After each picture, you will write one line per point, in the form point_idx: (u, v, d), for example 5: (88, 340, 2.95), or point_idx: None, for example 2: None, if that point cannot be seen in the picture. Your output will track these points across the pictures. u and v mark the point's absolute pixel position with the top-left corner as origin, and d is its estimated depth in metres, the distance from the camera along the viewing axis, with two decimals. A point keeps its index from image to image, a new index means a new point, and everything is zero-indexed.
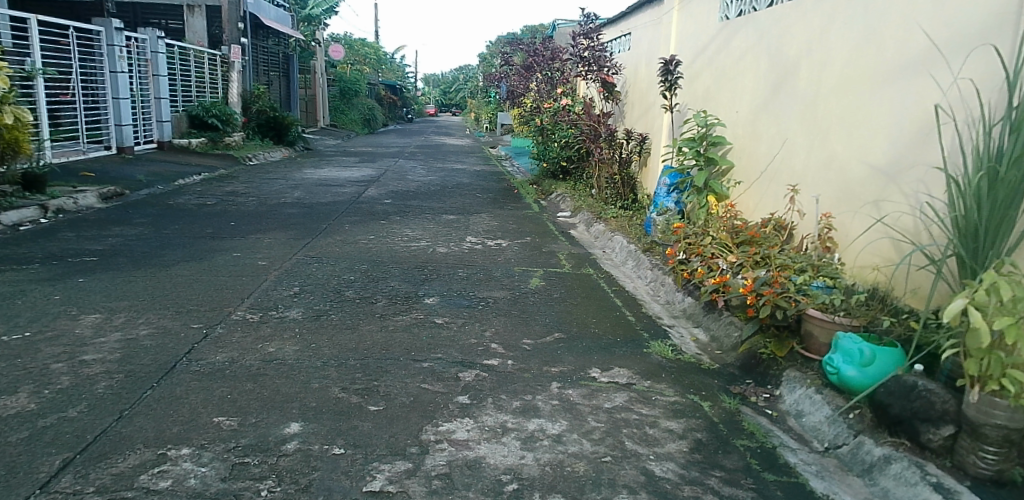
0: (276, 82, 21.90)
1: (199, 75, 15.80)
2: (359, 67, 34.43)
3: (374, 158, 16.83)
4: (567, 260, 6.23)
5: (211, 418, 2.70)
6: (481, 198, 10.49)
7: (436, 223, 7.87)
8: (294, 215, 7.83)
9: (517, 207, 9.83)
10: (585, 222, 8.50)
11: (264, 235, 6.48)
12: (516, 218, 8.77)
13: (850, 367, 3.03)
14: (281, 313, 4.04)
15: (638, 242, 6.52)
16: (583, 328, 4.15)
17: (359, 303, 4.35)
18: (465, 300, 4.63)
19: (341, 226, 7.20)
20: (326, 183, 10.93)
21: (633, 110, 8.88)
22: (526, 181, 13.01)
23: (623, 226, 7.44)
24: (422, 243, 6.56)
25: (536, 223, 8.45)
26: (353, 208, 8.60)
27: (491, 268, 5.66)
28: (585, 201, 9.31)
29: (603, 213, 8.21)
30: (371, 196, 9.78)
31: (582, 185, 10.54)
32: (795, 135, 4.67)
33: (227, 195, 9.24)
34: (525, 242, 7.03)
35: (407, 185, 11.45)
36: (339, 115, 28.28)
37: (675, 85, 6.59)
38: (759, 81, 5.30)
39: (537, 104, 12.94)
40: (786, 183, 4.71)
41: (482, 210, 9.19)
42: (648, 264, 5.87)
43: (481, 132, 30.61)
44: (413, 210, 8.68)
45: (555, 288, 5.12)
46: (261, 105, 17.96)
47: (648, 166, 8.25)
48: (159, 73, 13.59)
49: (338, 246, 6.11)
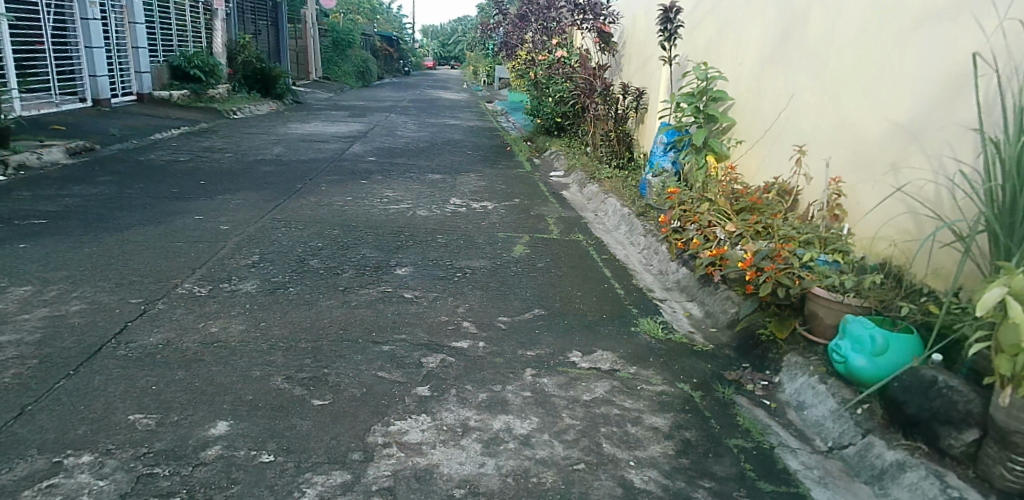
0: (264, 33, 21.15)
1: (180, 24, 15.13)
2: (353, 17, 33.37)
3: (365, 113, 16.27)
4: (555, 224, 5.85)
5: (128, 414, 2.37)
6: (472, 156, 10.03)
7: (420, 183, 7.47)
8: (270, 174, 7.41)
9: (508, 166, 9.40)
10: (578, 182, 8.08)
11: (233, 196, 6.08)
12: (505, 178, 8.34)
13: (859, 356, 2.66)
14: (233, 285, 3.68)
15: (633, 205, 6.11)
16: (565, 303, 3.79)
17: (322, 274, 3.99)
18: (439, 270, 4.26)
19: (318, 186, 6.79)
20: (309, 139, 10.46)
21: (631, 63, 8.35)
22: (521, 137, 12.54)
23: (617, 187, 7.03)
24: (403, 205, 6.17)
25: (527, 183, 8.03)
26: (334, 166, 8.17)
27: (472, 233, 5.28)
28: (579, 160, 8.89)
29: (597, 173, 7.80)
30: (355, 153, 9.33)
31: (577, 142, 10.08)
32: (804, 91, 4.22)
33: (203, 151, 8.79)
34: (512, 205, 6.63)
35: (395, 142, 10.97)
36: (332, 67, 27.48)
37: (675, 35, 6.02)
38: (766, 30, 4.82)
39: (532, 56, 12.37)
40: (792, 145, 4.28)
41: (471, 169, 8.75)
42: (641, 230, 5.48)
43: (479, 86, 29.80)
44: (397, 169, 8.24)
45: (539, 257, 4.75)
46: (247, 56, 17.30)
47: (645, 123, 7.79)
48: (136, 21, 12.96)
49: (310, 208, 5.71)
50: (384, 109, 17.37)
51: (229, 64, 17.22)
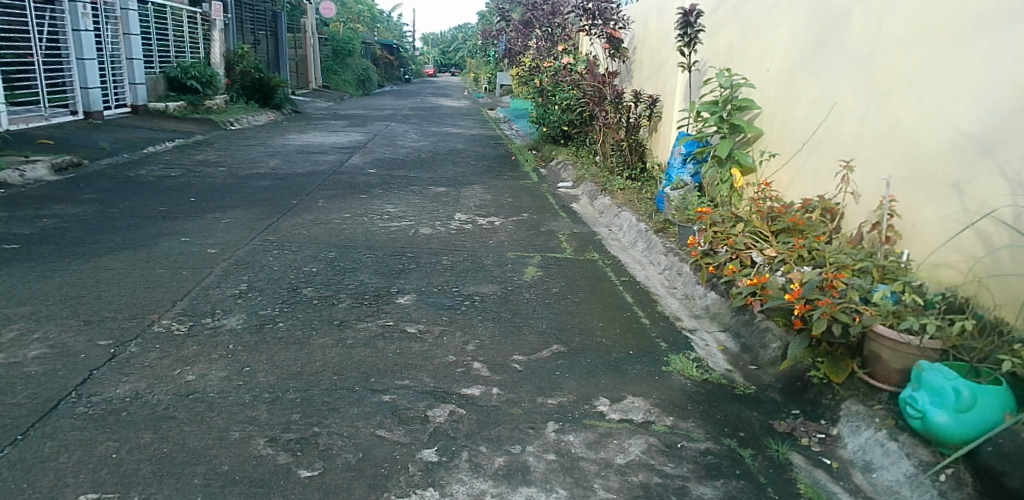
0: (263, 42, 20.85)
1: (176, 33, 14.81)
2: (352, 24, 33.07)
3: (365, 122, 15.93)
4: (568, 242, 5.47)
5: (80, 495, 1.99)
6: (476, 166, 9.66)
7: (422, 197, 7.10)
8: (264, 189, 7.05)
9: (514, 176, 9.03)
10: (589, 194, 7.71)
11: (224, 214, 5.70)
12: (512, 190, 7.98)
13: (939, 410, 2.31)
14: (216, 321, 3.30)
15: (651, 220, 5.76)
16: (587, 337, 3.42)
17: (316, 305, 3.61)
18: (445, 298, 3.88)
19: (316, 202, 6.42)
20: (307, 151, 10.11)
21: (643, 69, 8.00)
22: (525, 145, 12.17)
23: (631, 200, 6.67)
24: (405, 223, 5.79)
25: (534, 195, 7.66)
26: (333, 179, 7.81)
27: (480, 253, 4.90)
28: (589, 170, 8.54)
29: (609, 185, 7.46)
30: (354, 165, 8.97)
31: (585, 151, 9.71)
32: (845, 99, 3.86)
33: (197, 165, 8.43)
34: (520, 220, 6.25)
35: (396, 152, 10.62)
36: (332, 75, 27.17)
37: (695, 40, 5.66)
38: (797, 33, 4.47)
39: (537, 62, 12.02)
40: (834, 159, 3.91)
41: (475, 180, 8.39)
42: (660, 248, 5.10)
43: (481, 92, 29.46)
44: (398, 182, 7.88)
45: (553, 280, 4.36)
46: (245, 65, 16.99)
47: (659, 131, 7.43)
48: (130, 31, 12.65)
49: (305, 227, 5.34)
50: (385, 118, 17.03)
51: (227, 74, 16.90)
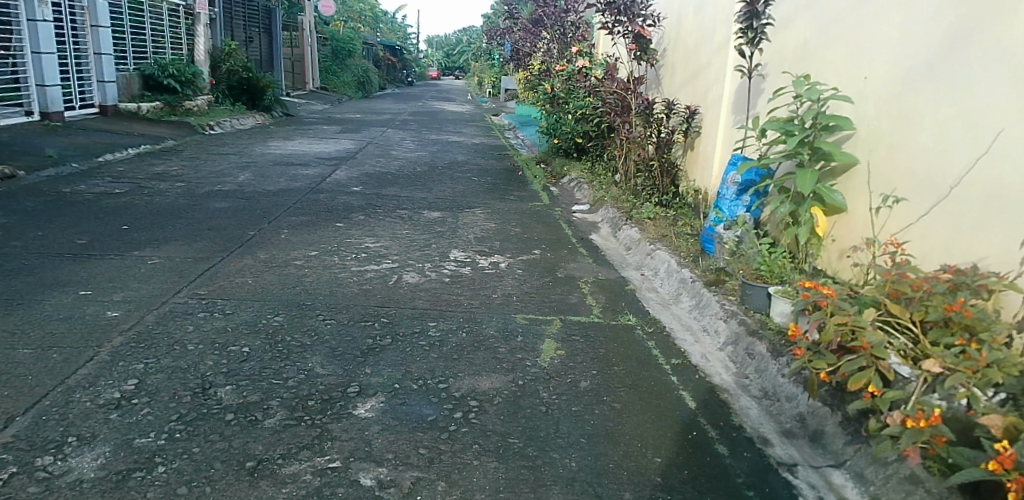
0: (256, 40, 19.71)
1: (155, 28, 13.66)
2: (354, 25, 31.91)
3: (360, 128, 14.73)
4: (594, 297, 4.26)
5: None
6: (477, 183, 8.45)
7: (412, 225, 5.91)
8: (222, 213, 5.85)
9: (522, 197, 7.83)
10: (611, 223, 6.52)
11: (155, 251, 4.50)
12: (519, 215, 6.76)
13: None
14: (58, 463, 2.09)
15: (699, 268, 4.53)
16: (639, 491, 2.20)
17: (229, 423, 2.40)
18: (426, 404, 2.66)
19: (279, 232, 5.21)
20: (286, 162, 8.93)
21: (676, 75, 6.81)
22: (534, 158, 10.98)
23: (667, 235, 5.45)
24: (386, 266, 4.57)
25: (547, 223, 6.46)
26: (308, 200, 6.62)
27: (479, 318, 3.68)
28: (610, 193, 7.32)
29: (636, 214, 6.27)
30: (338, 181, 7.78)
31: (602, 168, 8.53)
32: (1011, 123, 2.65)
33: (152, 179, 7.24)
34: (530, 260, 5.05)
35: (388, 165, 9.41)
36: (330, 77, 25.98)
37: (762, 38, 4.42)
38: (915, 28, 3.26)
39: (548, 66, 10.83)
40: (988, 210, 2.73)
41: (476, 203, 7.18)
42: (716, 311, 3.90)
43: (485, 97, 28.25)
44: (386, 205, 6.67)
45: (579, 366, 3.15)
46: (232, 64, 15.82)
47: (696, 149, 6.22)
48: (99, 23, 11.51)
49: (253, 274, 4.12)
50: (381, 123, 15.82)
51: (213, 73, 15.73)
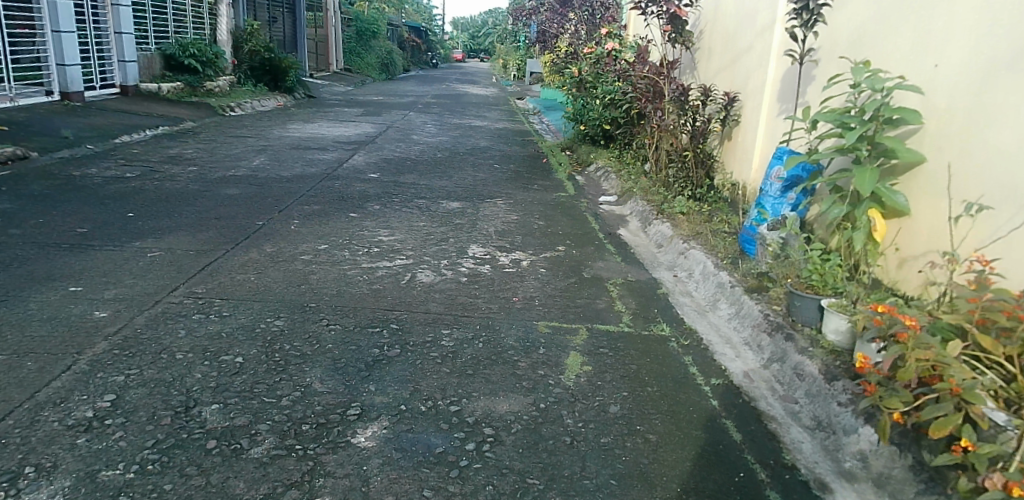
0: (280, 20, 19.46)
1: (176, 7, 13.44)
2: (379, 5, 31.54)
3: (381, 110, 14.43)
4: (623, 302, 3.93)
5: None
6: (500, 171, 8.11)
7: (429, 216, 5.61)
8: (231, 199, 5.59)
9: (546, 186, 7.49)
10: (640, 217, 6.17)
11: (157, 241, 4.25)
12: (543, 206, 6.41)
13: None
14: None
15: (739, 272, 4.17)
16: None
17: (212, 453, 2.13)
18: (435, 431, 2.37)
19: (289, 222, 4.93)
20: (304, 146, 8.68)
21: (712, 60, 6.40)
22: (559, 144, 10.62)
23: (702, 232, 5.08)
24: (400, 262, 4.27)
25: (572, 216, 6.12)
26: (323, 186, 6.35)
27: (497, 325, 3.36)
28: (639, 184, 6.94)
29: (668, 208, 5.89)
30: (355, 167, 7.50)
31: (631, 157, 8.16)
32: None
33: (165, 162, 7.01)
34: (555, 258, 4.71)
35: (408, 150, 9.10)
36: (354, 58, 25.69)
37: (817, 20, 3.98)
38: (1006, 11, 2.83)
39: (576, 49, 10.40)
40: None
41: (499, 193, 6.84)
42: (759, 323, 3.55)
43: (510, 80, 27.78)
44: (404, 193, 6.36)
45: (607, 386, 2.83)
46: (255, 44, 15.59)
47: (733, 140, 5.82)
48: (120, 2, 11.30)
49: (257, 270, 3.84)
50: (404, 106, 15.51)
51: (235, 53, 15.52)
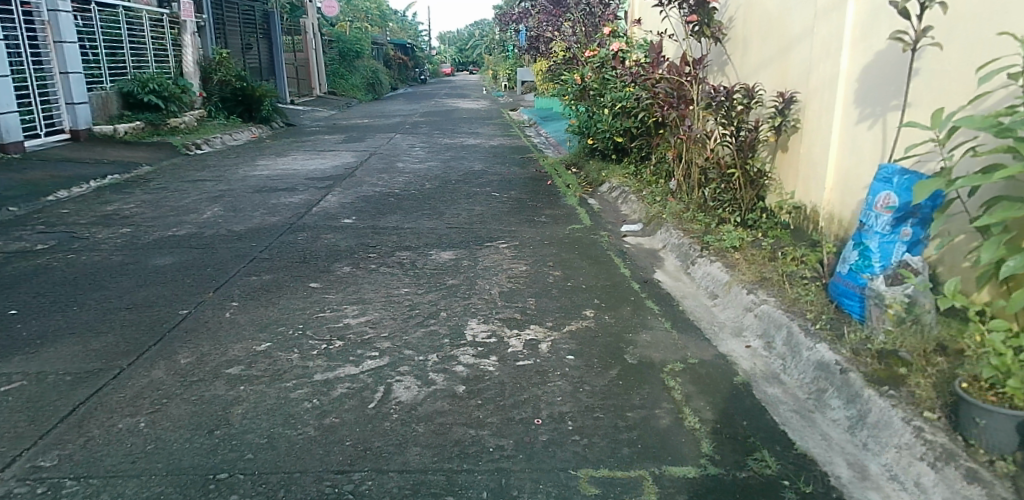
0: (254, 45, 18.33)
1: (133, 39, 12.29)
2: (361, 23, 30.45)
3: (365, 135, 13.26)
4: (692, 409, 2.72)
5: None
6: (500, 201, 6.89)
7: (415, 275, 4.39)
8: (159, 274, 4.38)
9: (555, 217, 6.29)
10: (678, 254, 4.98)
11: (27, 361, 3.04)
12: (557, 247, 5.20)
13: None
14: None
15: (849, 346, 2.98)
16: None
17: None
18: None
19: (226, 307, 3.72)
20: (270, 187, 7.49)
21: (752, 55, 5.30)
22: (564, 160, 9.46)
23: (771, 279, 3.89)
24: (369, 363, 3.04)
25: (594, 259, 4.91)
26: (283, 242, 5.15)
27: (515, 488, 2.16)
28: (670, 208, 5.76)
29: (716, 242, 4.73)
30: (326, 210, 6.29)
31: (652, 176, 7.01)
32: None
33: (95, 224, 5.82)
34: (583, 332, 3.49)
35: (391, 182, 7.89)
36: (338, 80, 24.55)
37: None
38: None
39: (574, 52, 9.21)
40: None
41: (500, 232, 5.63)
42: (914, 445, 2.36)
43: (501, 90, 26.59)
44: (382, 244, 5.15)
45: None
46: (224, 74, 14.43)
47: (791, 153, 4.69)
48: (64, 39, 10.12)
49: (155, 406, 2.63)
50: (389, 128, 14.33)
51: (203, 85, 14.35)
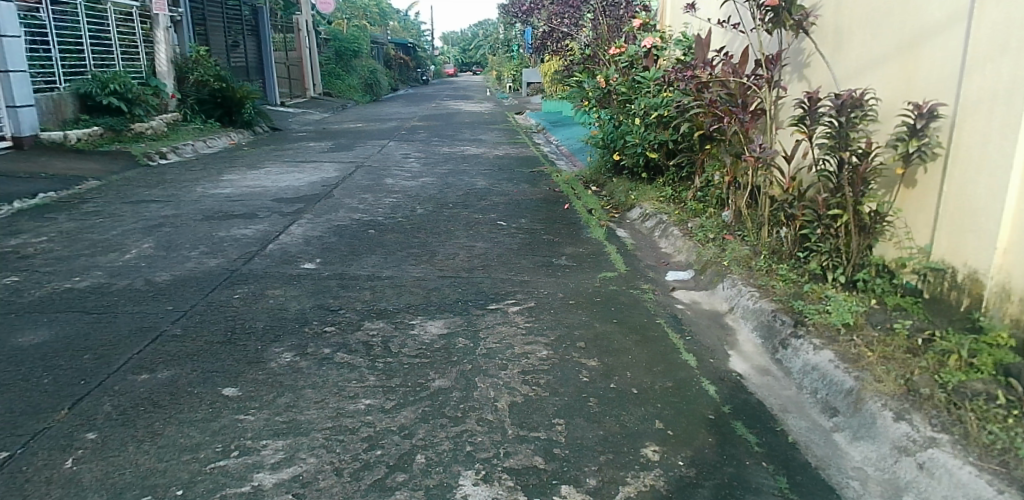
0: (241, 43, 16.98)
1: (95, 35, 10.93)
2: (360, 22, 29.13)
3: (355, 142, 11.92)
4: None
5: None
6: (507, 235, 5.51)
7: (386, 367, 3.02)
8: (10, 363, 2.98)
9: (579, 258, 4.92)
10: (759, 327, 3.63)
11: None
12: (588, 311, 3.82)
13: None
14: None
15: None
16: None
17: None
18: None
19: (74, 445, 2.33)
20: (227, 213, 6.12)
21: (853, 48, 3.93)
22: (580, 177, 8.13)
23: (931, 395, 2.54)
24: None
25: (641, 333, 3.54)
26: (212, 302, 3.77)
27: None
28: (734, 253, 4.42)
29: (816, 314, 3.39)
30: (285, 248, 4.91)
31: (698, 203, 5.68)
32: None
33: None
34: None
35: (376, 205, 6.52)
36: (334, 80, 23.21)
37: None
38: None
39: (594, 48, 7.85)
40: None
41: (509, 286, 4.25)
42: None
43: (505, 92, 25.29)
44: (348, 307, 3.78)
45: None
46: (202, 74, 13.07)
47: (924, 190, 3.34)
48: (5, 32, 8.76)
49: None
50: (383, 134, 13.00)
51: (178, 86, 13.00)
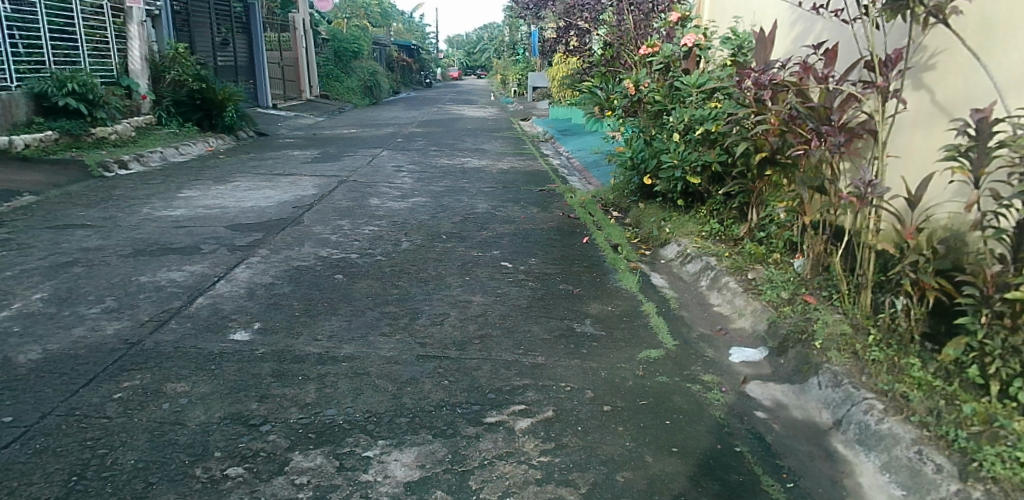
0: (229, 40, 15.79)
1: (56, 27, 9.69)
2: (360, 21, 28.00)
3: (345, 150, 10.72)
4: None
5: None
6: (512, 284, 4.28)
7: None
8: None
9: (608, 324, 3.69)
10: (894, 462, 2.41)
11: None
12: (631, 429, 2.59)
13: None
14: None
15: None
16: None
17: None
18: None
19: None
20: (164, 245, 4.90)
21: (1020, 45, 2.70)
22: (599, 198, 6.92)
23: None
24: None
25: (719, 479, 2.32)
26: (78, 409, 2.55)
27: None
28: (828, 329, 3.20)
29: (999, 463, 2.17)
30: (218, 304, 3.69)
31: (756, 244, 4.48)
32: None
33: None
34: None
35: (352, 236, 5.30)
36: (331, 82, 22.03)
37: None
38: None
39: (616, 47, 6.62)
40: None
41: (514, 374, 3.02)
42: None
43: (509, 96, 24.16)
44: (278, 417, 2.56)
45: None
46: (180, 73, 11.84)
47: None
48: None
49: None
50: (377, 141, 11.82)
51: (153, 85, 11.79)
